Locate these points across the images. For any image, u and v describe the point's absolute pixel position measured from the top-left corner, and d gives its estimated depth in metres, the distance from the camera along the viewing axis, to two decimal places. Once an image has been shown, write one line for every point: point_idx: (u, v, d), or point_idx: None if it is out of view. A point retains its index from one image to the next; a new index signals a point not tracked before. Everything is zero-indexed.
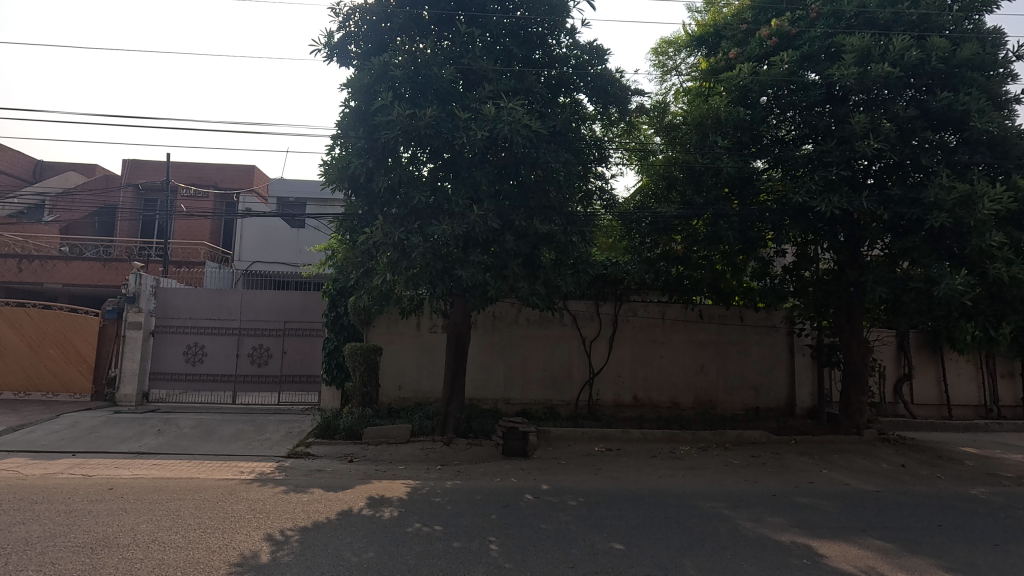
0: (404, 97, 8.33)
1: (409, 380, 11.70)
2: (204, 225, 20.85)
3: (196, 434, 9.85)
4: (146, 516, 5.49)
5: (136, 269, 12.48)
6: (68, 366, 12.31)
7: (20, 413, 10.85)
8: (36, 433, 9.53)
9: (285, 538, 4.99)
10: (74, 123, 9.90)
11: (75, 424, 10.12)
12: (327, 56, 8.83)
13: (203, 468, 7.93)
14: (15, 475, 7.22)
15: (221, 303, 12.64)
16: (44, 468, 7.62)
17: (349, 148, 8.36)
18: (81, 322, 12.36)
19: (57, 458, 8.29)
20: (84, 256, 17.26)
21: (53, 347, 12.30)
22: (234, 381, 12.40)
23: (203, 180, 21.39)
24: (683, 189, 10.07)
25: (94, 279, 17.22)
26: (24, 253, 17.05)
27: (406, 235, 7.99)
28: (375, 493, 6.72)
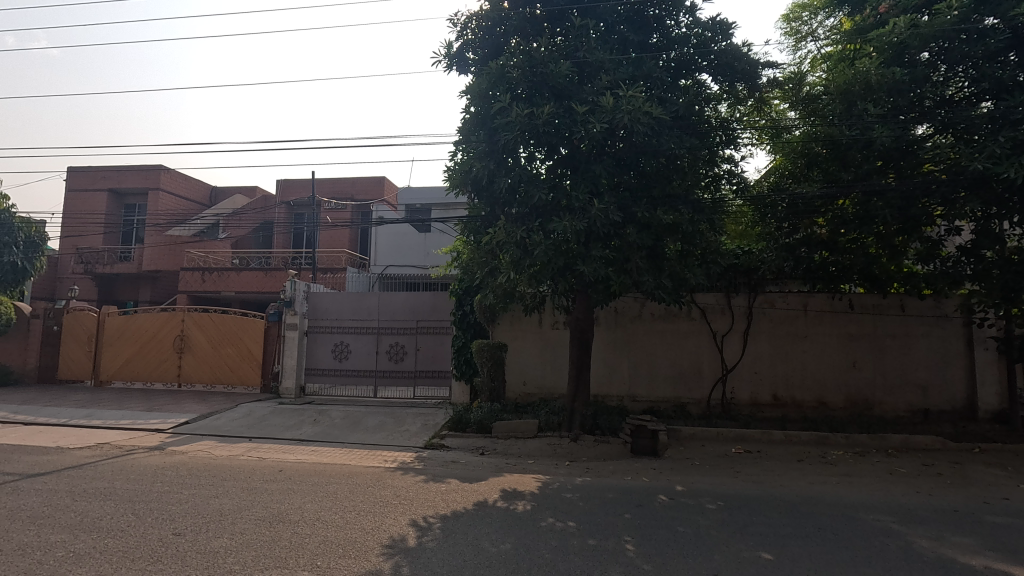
0: (521, 97, 8.41)
1: (534, 376, 11.86)
2: (345, 234, 22.93)
3: (345, 424, 10.86)
4: (310, 496, 6.16)
5: (291, 276, 14.01)
6: (243, 363, 14.21)
7: (209, 403, 12.76)
8: (221, 420, 11.13)
9: (428, 524, 5.30)
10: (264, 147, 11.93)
11: (250, 413, 11.65)
12: (447, 66, 9.21)
13: (354, 455, 8.73)
14: (208, 455, 8.49)
15: (362, 304, 13.80)
16: (229, 450, 8.88)
17: (470, 152, 8.66)
18: (251, 324, 14.20)
19: (238, 442, 9.61)
20: (251, 266, 19.82)
21: (231, 347, 14.27)
22: (376, 376, 13.47)
23: (342, 193, 23.51)
24: (827, 165, 9.11)
25: (259, 286, 19.69)
26: (205, 266, 20.00)
27: (527, 233, 8.11)
28: (507, 485, 6.91)
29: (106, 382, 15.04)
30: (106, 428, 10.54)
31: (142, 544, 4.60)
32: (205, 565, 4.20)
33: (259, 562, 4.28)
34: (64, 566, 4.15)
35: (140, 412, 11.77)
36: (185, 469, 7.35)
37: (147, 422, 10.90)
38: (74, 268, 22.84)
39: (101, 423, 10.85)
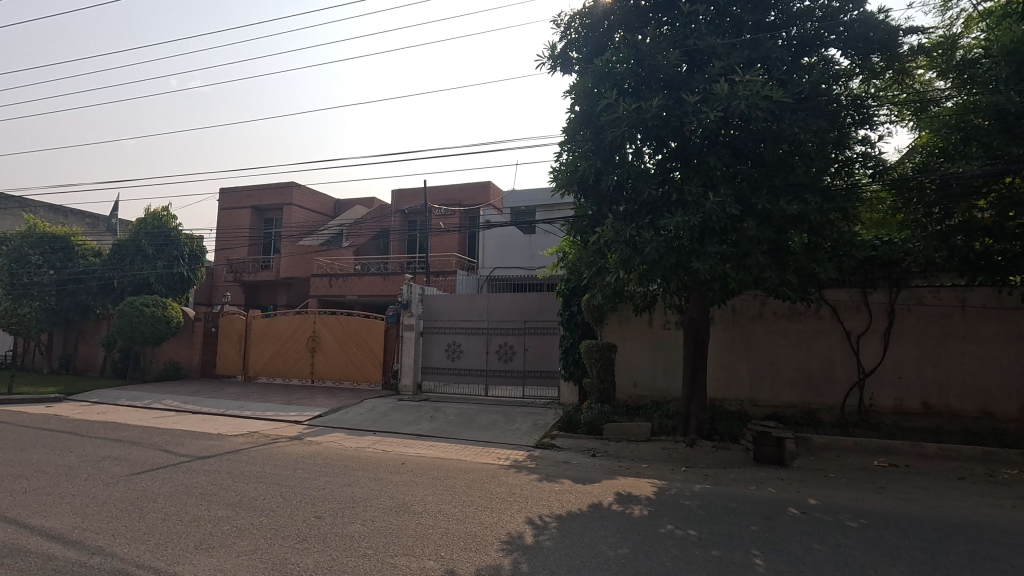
0: (627, 92, 8.22)
1: (645, 378, 11.52)
2: (454, 239, 23.87)
3: (459, 421, 11.29)
4: (431, 489, 6.48)
5: (408, 280, 14.85)
6: (366, 362, 15.31)
7: (338, 398, 13.89)
8: (349, 414, 12.06)
9: (544, 523, 5.34)
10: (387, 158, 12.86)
11: (373, 408, 12.50)
12: (551, 67, 9.25)
13: (469, 452, 9.05)
14: (339, 446, 9.23)
15: (472, 305, 14.29)
16: (357, 442, 9.60)
17: (576, 151, 8.61)
18: (373, 326, 15.27)
19: (364, 435, 10.35)
20: (371, 272, 21.32)
21: (356, 347, 15.45)
22: (486, 375, 13.87)
23: (451, 199, 24.50)
24: (989, 139, 7.90)
25: (378, 290, 21.10)
26: (332, 273, 21.83)
27: (637, 231, 7.89)
28: (621, 489, 6.77)
29: (254, 377, 16.94)
30: (255, 418, 11.85)
31: (290, 524, 5.10)
32: (343, 548, 4.56)
33: (388, 549, 4.57)
34: (229, 539, 4.72)
35: (281, 405, 13.10)
36: (321, 459, 8.06)
37: (287, 414, 12.10)
38: (226, 277, 25.99)
39: (251, 414, 12.22)
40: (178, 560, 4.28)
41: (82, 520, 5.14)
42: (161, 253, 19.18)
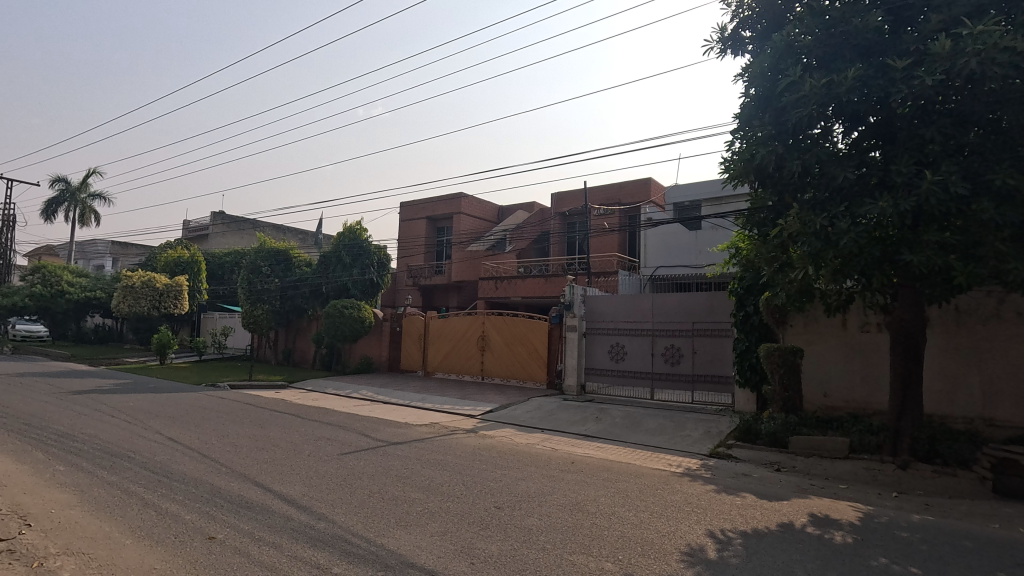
0: (813, 66, 7.37)
1: (838, 387, 10.18)
2: (614, 239, 23.58)
3: (626, 423, 11.09)
4: (603, 490, 6.44)
5: (570, 281, 15.05)
6: (531, 362, 15.87)
7: (506, 395, 14.56)
8: (518, 411, 12.57)
9: (728, 538, 4.98)
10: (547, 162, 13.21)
11: (540, 406, 12.86)
12: (721, 51, 8.65)
13: (638, 456, 8.83)
14: (511, 441, 9.66)
15: (636, 306, 13.98)
16: (527, 439, 9.95)
17: (752, 138, 7.93)
18: (537, 326, 15.74)
19: (533, 432, 10.68)
20: (534, 274, 21.98)
21: (521, 346, 16.10)
22: (652, 378, 13.42)
23: (611, 198, 24.21)
24: None
25: (541, 291, 21.66)
26: (499, 275, 22.96)
27: (829, 221, 6.98)
28: (817, 510, 6.05)
29: (432, 373, 18.54)
30: (435, 410, 12.94)
31: (473, 511, 5.45)
32: (523, 539, 4.74)
33: (566, 546, 4.64)
34: (423, 519, 5.20)
35: (457, 399, 14.12)
36: (495, 452, 8.51)
37: (462, 408, 13.00)
38: (406, 281, 28.85)
39: (432, 406, 13.38)
40: (383, 533, 4.83)
41: (309, 489, 6.07)
42: (356, 262, 22.02)
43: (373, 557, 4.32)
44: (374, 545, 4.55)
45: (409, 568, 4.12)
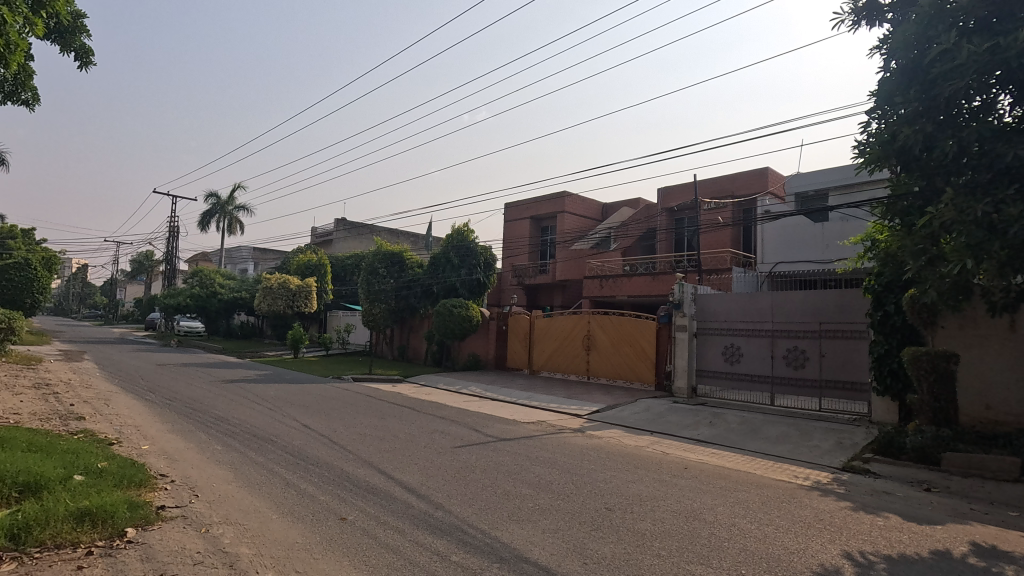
0: (972, 29, 6.44)
1: (1005, 399, 8.81)
2: (727, 234, 22.29)
3: (743, 430, 10.42)
4: (721, 499, 6.11)
5: (679, 279, 14.48)
6: (639, 362, 15.45)
7: (613, 395, 14.31)
8: (625, 412, 12.29)
9: (869, 562, 4.49)
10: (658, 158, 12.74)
11: (648, 408, 12.48)
12: (854, 23, 7.84)
13: (759, 465, 8.26)
14: (619, 442, 9.47)
15: (753, 305, 13.15)
16: (637, 441, 9.70)
17: (893, 117, 7.10)
18: (645, 326, 15.32)
19: (642, 434, 10.39)
20: (641, 272, 21.30)
21: (628, 346, 15.74)
22: (772, 382, 12.50)
23: (723, 191, 22.88)
24: None
25: (648, 290, 20.93)
26: (603, 274, 22.53)
27: (995, 207, 6.06)
28: (980, 539, 5.27)
29: (537, 371, 18.71)
30: (542, 409, 13.04)
31: (585, 511, 5.41)
32: (637, 544, 4.62)
33: (683, 554, 4.45)
34: (535, 516, 5.25)
35: (563, 398, 14.13)
36: (604, 453, 8.40)
37: (568, 407, 12.99)
38: (511, 281, 29.32)
39: (538, 404, 13.51)
40: (497, 526, 4.95)
41: (426, 479, 6.39)
42: (464, 262, 22.85)
43: (488, 548, 4.45)
44: (489, 537, 4.67)
45: (524, 562, 4.18)
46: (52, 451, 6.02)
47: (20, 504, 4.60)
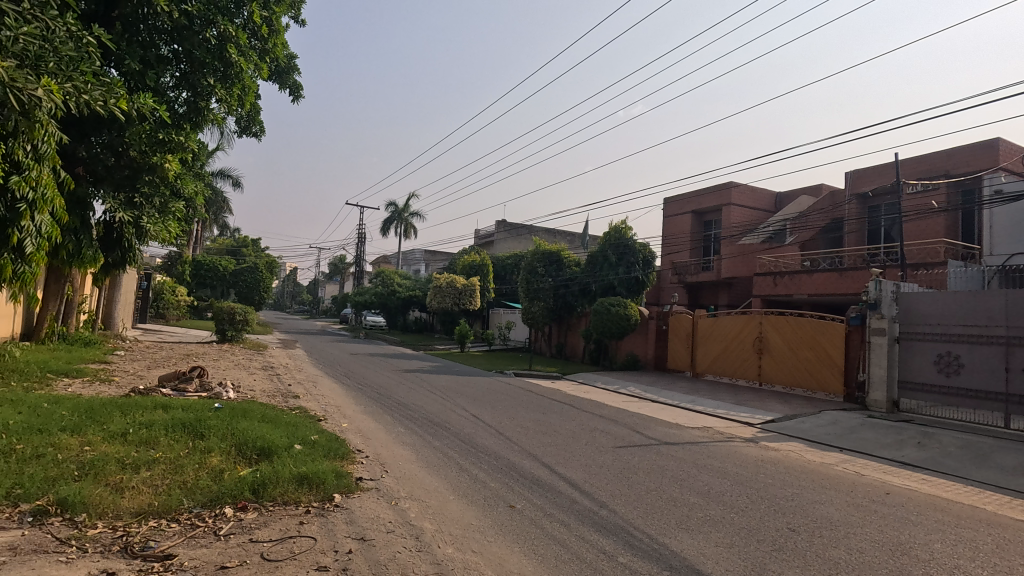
0: None
1: None
2: (939, 221, 18.80)
3: (966, 455, 8.69)
4: (937, 535, 5.16)
5: (875, 276, 12.61)
6: (823, 369, 13.77)
7: (791, 405, 12.93)
8: (808, 424, 11.02)
9: None
10: (849, 136, 11.22)
11: (836, 422, 11.04)
12: None
13: (989, 499, 6.82)
14: (801, 457, 8.53)
15: (978, 306, 10.86)
16: (822, 457, 8.63)
17: None
18: (831, 329, 13.64)
19: (829, 450, 9.22)
20: (824, 268, 18.82)
21: (810, 351, 14.14)
22: (1006, 401, 10.22)
23: (933, 170, 19.30)
24: None
25: (833, 288, 18.39)
26: (777, 270, 20.38)
27: None
28: None
29: (701, 374, 17.68)
30: (708, 414, 12.28)
31: (763, 529, 4.97)
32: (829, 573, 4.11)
33: None
34: (706, 526, 4.96)
35: (731, 404, 13.15)
36: (782, 467, 7.62)
37: (738, 415, 12.04)
38: (670, 279, 28.02)
39: (704, 409, 12.74)
40: (665, 532, 4.78)
41: (590, 477, 6.41)
42: (622, 260, 22.49)
43: (657, 554, 4.31)
44: (658, 543, 4.52)
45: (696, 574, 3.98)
46: (278, 423, 7.23)
47: (259, 464, 5.61)
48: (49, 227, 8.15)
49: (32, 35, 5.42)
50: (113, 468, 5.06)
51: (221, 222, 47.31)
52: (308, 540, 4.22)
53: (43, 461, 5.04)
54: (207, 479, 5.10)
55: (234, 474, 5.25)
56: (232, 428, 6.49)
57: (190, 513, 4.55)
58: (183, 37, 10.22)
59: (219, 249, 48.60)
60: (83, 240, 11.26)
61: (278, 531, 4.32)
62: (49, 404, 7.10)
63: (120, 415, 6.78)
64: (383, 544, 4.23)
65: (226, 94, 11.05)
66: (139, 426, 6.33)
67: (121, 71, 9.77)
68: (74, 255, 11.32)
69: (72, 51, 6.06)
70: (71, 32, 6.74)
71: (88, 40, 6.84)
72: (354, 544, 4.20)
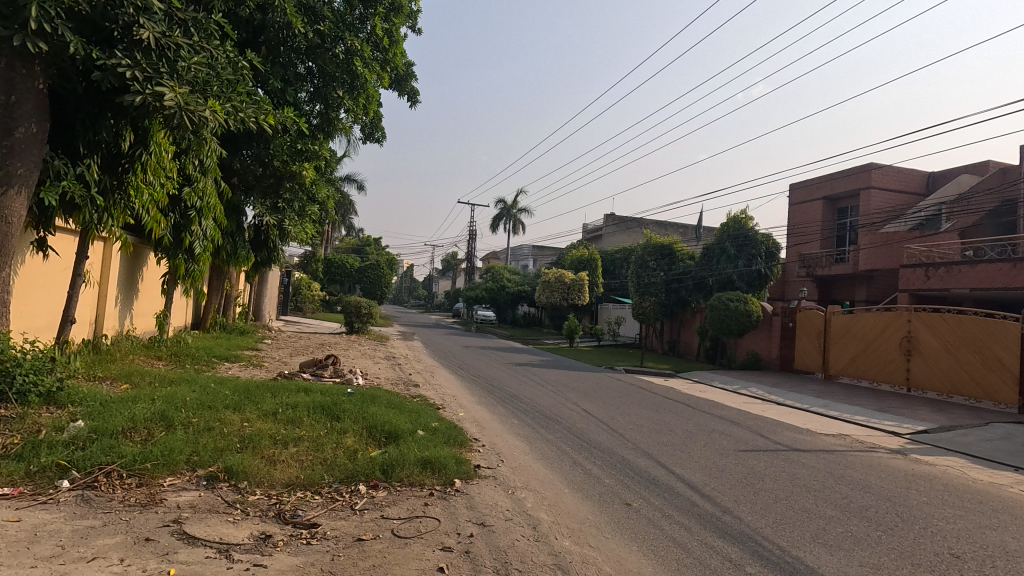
0: None
1: None
2: None
3: None
4: None
5: None
6: (992, 374, 11.91)
7: (949, 414, 11.32)
8: (971, 437, 9.58)
9: None
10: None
11: (1009, 436, 9.48)
12: None
13: None
14: (963, 474, 7.43)
15: None
16: (992, 476, 7.44)
17: None
18: (1004, 329, 11.73)
19: (999, 469, 7.95)
20: (992, 257, 16.20)
21: (973, 353, 12.31)
22: None
23: None
24: None
25: (1005, 281, 15.77)
26: (930, 261, 17.93)
27: None
28: None
29: (835, 376, 16.09)
30: (844, 421, 11.13)
31: (918, 552, 4.41)
32: None
33: None
34: (847, 543, 4.52)
35: (873, 411, 11.81)
36: (939, 485, 6.69)
37: (882, 423, 10.79)
38: (797, 272, 25.74)
39: (839, 415, 11.59)
40: (798, 545, 4.42)
41: (710, 479, 6.11)
42: (742, 252, 21.16)
43: (789, 568, 4.00)
44: (791, 557, 4.19)
45: None
46: (403, 409, 7.72)
47: (387, 446, 6.04)
48: (212, 230, 9.51)
49: (200, 63, 6.16)
50: (267, 443, 5.71)
51: (348, 223, 51.49)
52: (432, 520, 4.46)
53: (214, 434, 5.82)
54: (344, 457, 5.58)
55: (366, 455, 5.69)
56: (364, 412, 7.04)
57: (330, 487, 5.01)
58: (316, 54, 11.22)
59: (347, 249, 52.93)
60: (238, 242, 12.98)
61: (405, 510, 4.61)
62: (214, 384, 8.18)
63: (270, 396, 7.64)
64: (502, 531, 4.36)
65: (352, 103, 11.98)
66: (286, 407, 7.07)
67: (267, 90, 10.89)
68: (231, 254, 13.01)
69: (231, 74, 6.88)
70: (228, 58, 7.62)
71: (241, 63, 7.73)
72: (475, 529, 4.37)
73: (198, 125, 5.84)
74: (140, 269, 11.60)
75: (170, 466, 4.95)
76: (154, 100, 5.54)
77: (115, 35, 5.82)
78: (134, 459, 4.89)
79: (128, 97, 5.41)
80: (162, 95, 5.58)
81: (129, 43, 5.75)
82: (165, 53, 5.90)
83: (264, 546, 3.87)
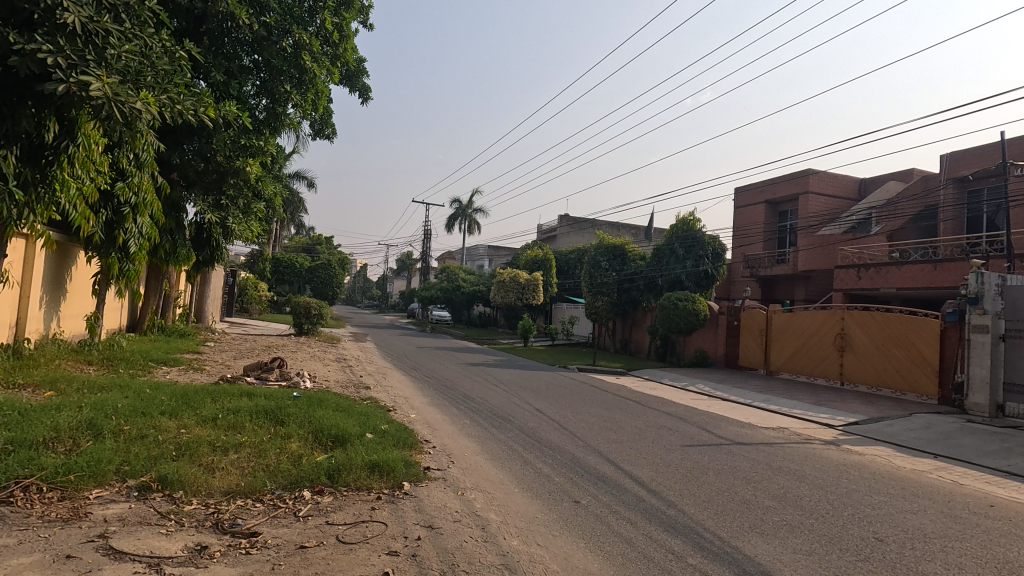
0: None
1: None
2: None
3: None
4: None
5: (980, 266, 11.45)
6: (916, 368, 12.72)
7: (877, 406, 12.04)
8: (897, 427, 10.21)
9: None
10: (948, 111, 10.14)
11: (930, 426, 10.16)
12: None
13: None
14: (889, 463, 7.91)
15: None
16: (914, 463, 7.96)
17: None
18: (926, 325, 12.55)
19: (921, 456, 8.52)
20: (916, 259, 17.32)
21: (899, 349, 13.11)
22: None
23: None
24: None
25: (927, 280, 16.89)
26: (862, 262, 19.05)
27: None
28: None
29: (777, 372, 16.84)
30: (784, 415, 11.64)
31: (846, 537, 4.67)
32: None
33: None
34: (781, 531, 4.73)
35: (810, 404, 12.41)
36: (867, 473, 7.10)
37: (817, 415, 11.37)
38: (741, 272, 26.76)
39: (779, 409, 12.13)
40: (737, 535, 4.59)
41: (656, 475, 6.26)
42: (690, 253, 21.79)
43: (728, 558, 4.15)
44: (730, 546, 4.35)
45: None
46: (351, 412, 7.56)
47: (334, 451, 5.90)
48: (148, 227, 9.11)
49: (132, 52, 5.81)
50: (206, 450, 5.47)
51: (298, 221, 50.02)
52: (379, 525, 4.39)
53: (147, 442, 5.52)
54: (288, 463, 5.42)
55: (311, 459, 5.54)
56: (310, 416, 6.84)
57: (273, 494, 4.85)
58: (262, 47, 10.82)
59: (296, 248, 51.43)
60: (177, 240, 12.43)
61: (351, 516, 4.52)
62: (150, 390, 7.79)
63: (210, 401, 7.32)
64: (450, 532, 4.34)
65: (301, 98, 11.60)
66: (227, 412, 6.79)
67: (209, 82, 10.46)
68: (171, 253, 12.44)
69: (167, 65, 6.55)
70: (165, 48, 7.24)
71: (179, 54, 7.36)
72: (423, 532, 4.32)
73: (131, 118, 5.49)
74: (69, 268, 10.93)
75: (98, 477, 4.67)
76: (78, 90, 5.19)
77: (35, 19, 5.47)
78: (56, 471, 4.58)
79: (49, 86, 5.06)
80: (88, 84, 5.23)
81: (51, 27, 5.40)
82: (92, 39, 5.56)
83: (199, 558, 3.71)
